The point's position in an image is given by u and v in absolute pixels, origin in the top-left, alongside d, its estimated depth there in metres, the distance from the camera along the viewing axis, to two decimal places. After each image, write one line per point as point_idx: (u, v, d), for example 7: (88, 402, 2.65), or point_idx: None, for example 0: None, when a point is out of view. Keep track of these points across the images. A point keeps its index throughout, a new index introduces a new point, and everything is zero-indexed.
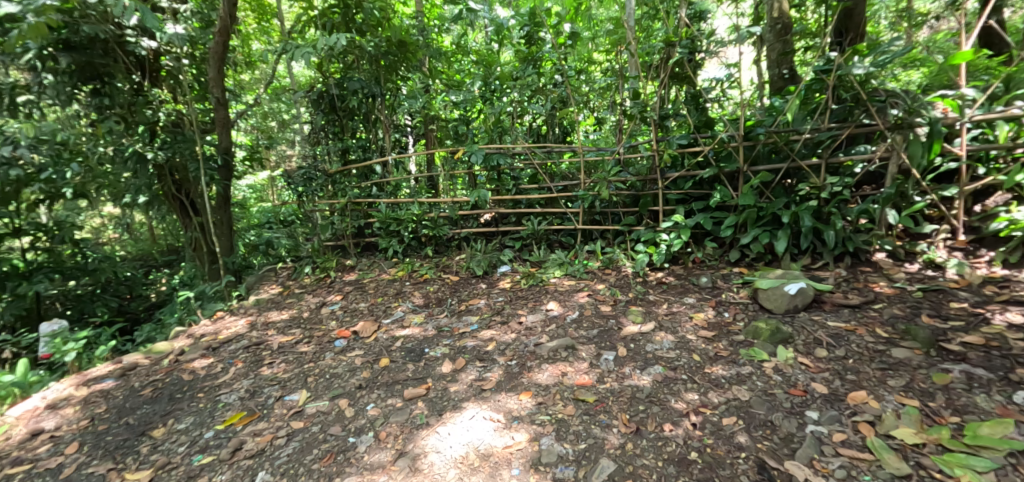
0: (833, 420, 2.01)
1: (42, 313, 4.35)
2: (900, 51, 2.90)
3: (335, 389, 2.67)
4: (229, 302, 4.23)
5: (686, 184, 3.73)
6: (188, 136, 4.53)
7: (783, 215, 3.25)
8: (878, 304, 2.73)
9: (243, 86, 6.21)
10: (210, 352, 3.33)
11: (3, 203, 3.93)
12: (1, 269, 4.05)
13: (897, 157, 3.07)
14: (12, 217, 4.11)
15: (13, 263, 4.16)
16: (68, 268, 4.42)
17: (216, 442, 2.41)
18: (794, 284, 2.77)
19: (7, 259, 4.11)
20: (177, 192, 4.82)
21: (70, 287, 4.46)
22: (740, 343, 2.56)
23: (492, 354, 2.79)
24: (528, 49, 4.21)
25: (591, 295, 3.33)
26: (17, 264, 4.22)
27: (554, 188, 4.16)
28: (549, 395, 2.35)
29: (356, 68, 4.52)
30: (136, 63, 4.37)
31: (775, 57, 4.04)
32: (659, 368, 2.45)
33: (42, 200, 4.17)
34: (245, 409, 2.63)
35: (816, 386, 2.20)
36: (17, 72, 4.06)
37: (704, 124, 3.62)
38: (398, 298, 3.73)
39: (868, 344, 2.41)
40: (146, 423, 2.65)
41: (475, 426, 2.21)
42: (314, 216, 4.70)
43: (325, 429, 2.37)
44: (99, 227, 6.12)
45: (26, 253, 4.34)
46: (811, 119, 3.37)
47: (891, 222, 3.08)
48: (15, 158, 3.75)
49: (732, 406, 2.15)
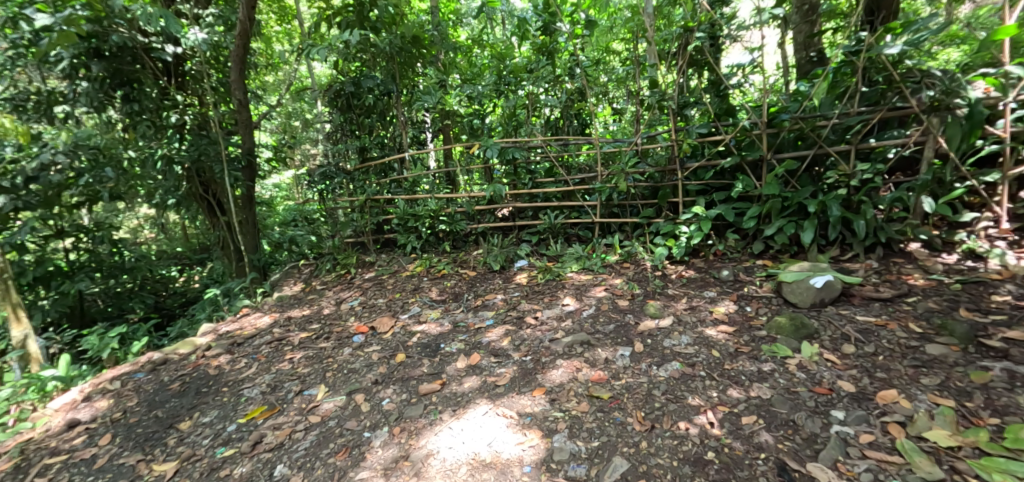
0: (860, 420, 1.89)
1: (85, 310, 4.55)
2: (935, 28, 2.74)
3: (352, 383, 2.68)
4: (255, 298, 4.34)
5: (707, 175, 3.64)
6: (214, 138, 4.60)
7: (810, 204, 3.12)
8: (911, 297, 2.58)
9: (266, 87, 6.34)
10: (234, 347, 3.40)
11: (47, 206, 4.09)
12: (48, 269, 4.24)
13: (933, 141, 2.97)
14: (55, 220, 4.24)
15: (58, 264, 4.35)
16: (108, 266, 4.65)
17: (238, 435, 2.44)
18: (820, 276, 2.62)
19: (52, 260, 4.26)
20: (204, 192, 4.90)
21: (110, 285, 4.66)
22: (762, 339, 2.45)
23: (507, 350, 2.76)
24: (542, 41, 4.14)
25: (608, 289, 3.27)
26: (62, 265, 4.40)
27: (570, 181, 4.09)
28: (563, 392, 2.30)
29: (373, 65, 4.54)
30: (162, 69, 4.48)
31: (802, 41, 3.95)
32: (676, 365, 2.36)
33: (82, 203, 4.33)
34: (266, 403, 2.66)
35: (842, 385, 2.07)
36: (56, 79, 4.27)
37: (725, 112, 3.57)
38: (416, 293, 3.74)
39: (900, 339, 2.27)
40: (174, 416, 2.70)
41: (487, 422, 2.19)
42: (336, 213, 4.77)
43: (341, 424, 2.38)
44: (135, 228, 6.36)
45: (69, 254, 4.51)
46: (840, 104, 3.22)
47: (927, 211, 2.95)
48: (53, 164, 3.91)
49: (752, 404, 2.04)
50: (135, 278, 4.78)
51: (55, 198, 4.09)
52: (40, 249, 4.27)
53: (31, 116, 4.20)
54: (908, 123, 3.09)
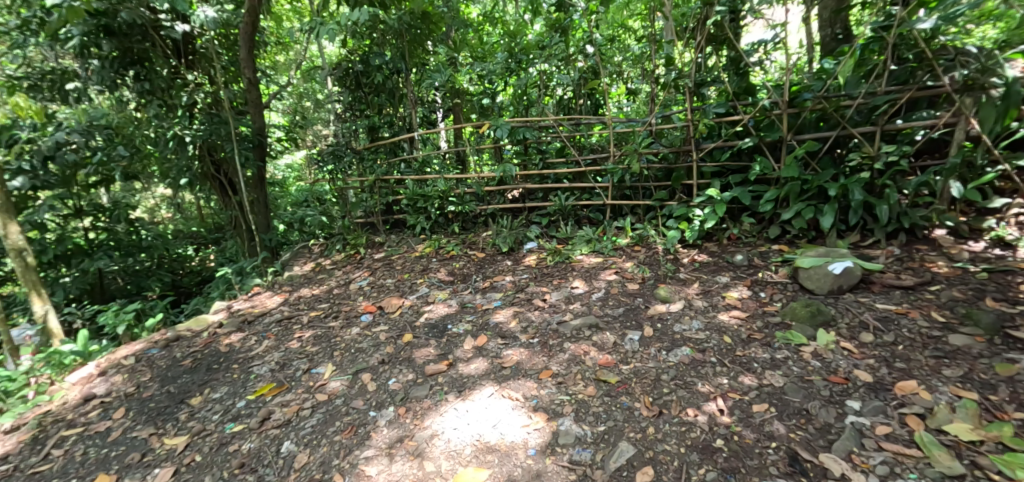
0: (877, 411, 1.82)
1: (105, 287, 4.61)
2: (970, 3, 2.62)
3: (359, 363, 2.66)
4: (266, 277, 4.36)
5: (722, 156, 3.54)
6: (224, 118, 4.54)
7: (830, 187, 3.02)
8: (935, 285, 2.47)
9: (276, 66, 6.32)
10: (246, 325, 3.42)
11: (66, 185, 4.19)
12: (67, 247, 4.29)
13: (965, 122, 2.86)
14: (73, 198, 4.30)
15: (78, 242, 4.39)
16: (126, 245, 4.69)
17: (247, 411, 2.44)
18: (839, 263, 2.53)
19: (71, 238, 4.32)
20: (216, 172, 4.84)
21: (129, 264, 4.71)
22: (776, 325, 2.37)
23: (514, 332, 2.72)
24: (556, 16, 4.02)
25: (618, 273, 3.21)
26: (81, 243, 4.45)
27: (582, 162, 4.01)
28: (570, 376, 2.26)
29: (382, 43, 4.44)
30: (173, 47, 4.43)
31: (827, 16, 3.74)
32: (687, 350, 2.30)
33: (97, 183, 4.40)
34: (275, 380, 2.66)
35: (859, 374, 1.99)
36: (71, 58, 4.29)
37: (744, 90, 3.45)
38: (424, 274, 3.72)
39: (921, 329, 2.17)
40: (185, 391, 2.70)
41: (493, 405, 2.16)
42: (347, 193, 4.76)
43: (348, 402, 2.37)
44: (154, 208, 6.48)
45: (88, 233, 4.55)
46: (866, 83, 3.14)
47: (955, 195, 2.87)
48: (68, 143, 3.97)
49: (764, 392, 1.98)
50: (153, 257, 4.87)
51: (73, 178, 4.20)
52: (60, 228, 4.33)
53: (46, 95, 4.22)
54: (938, 103, 2.99)
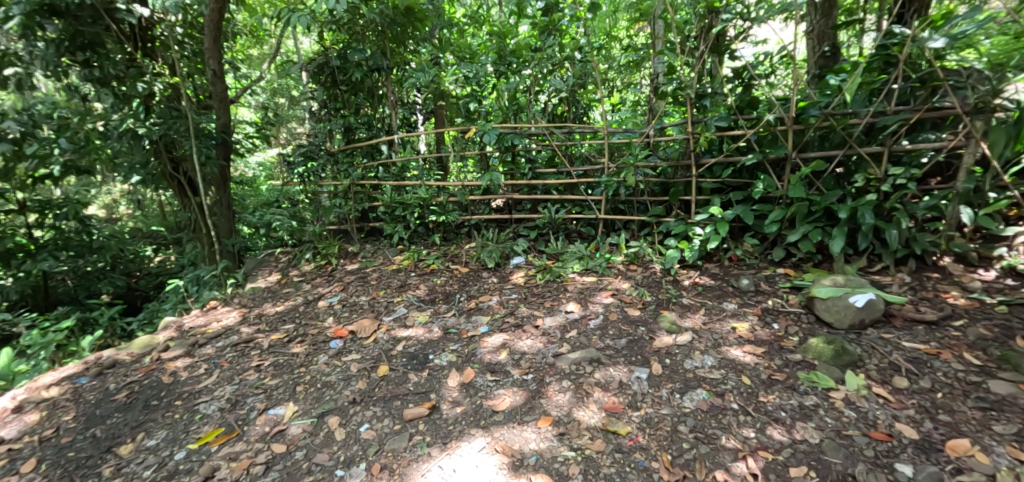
0: (933, 478, 1.62)
1: (50, 292, 4.18)
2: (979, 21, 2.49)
3: (326, 403, 2.33)
4: (225, 290, 3.96)
5: (723, 172, 3.34)
6: (184, 111, 4.08)
7: (840, 210, 2.85)
8: (959, 320, 2.32)
9: (246, 60, 5.85)
10: (196, 349, 3.02)
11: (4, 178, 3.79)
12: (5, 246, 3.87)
13: (975, 146, 2.71)
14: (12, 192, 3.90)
15: (20, 241, 3.97)
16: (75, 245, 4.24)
17: (187, 466, 2.08)
18: (861, 295, 2.33)
19: (12, 235, 3.91)
20: (174, 171, 4.36)
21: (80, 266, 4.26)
22: (798, 364, 2.17)
23: (505, 366, 2.44)
24: (547, 18, 3.79)
25: (615, 295, 2.97)
26: (24, 242, 4.02)
27: (574, 173, 3.78)
28: (572, 424, 2.00)
29: (361, 38, 4.11)
30: (128, 33, 3.95)
31: (817, 32, 3.61)
32: (702, 393, 2.07)
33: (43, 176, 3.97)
34: (223, 424, 2.30)
35: (902, 429, 1.81)
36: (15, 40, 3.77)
37: (748, 105, 3.25)
38: (402, 291, 3.40)
39: (957, 373, 2.01)
40: (113, 437, 2.31)
41: (481, 463, 1.87)
42: (320, 197, 4.40)
43: (310, 456, 2.04)
44: (111, 205, 6.07)
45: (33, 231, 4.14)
46: (872, 101, 2.97)
47: (966, 222, 2.74)
48: (4, 132, 3.55)
49: (799, 451, 1.76)
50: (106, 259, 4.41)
51: (14, 171, 3.81)
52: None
53: None
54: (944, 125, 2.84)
